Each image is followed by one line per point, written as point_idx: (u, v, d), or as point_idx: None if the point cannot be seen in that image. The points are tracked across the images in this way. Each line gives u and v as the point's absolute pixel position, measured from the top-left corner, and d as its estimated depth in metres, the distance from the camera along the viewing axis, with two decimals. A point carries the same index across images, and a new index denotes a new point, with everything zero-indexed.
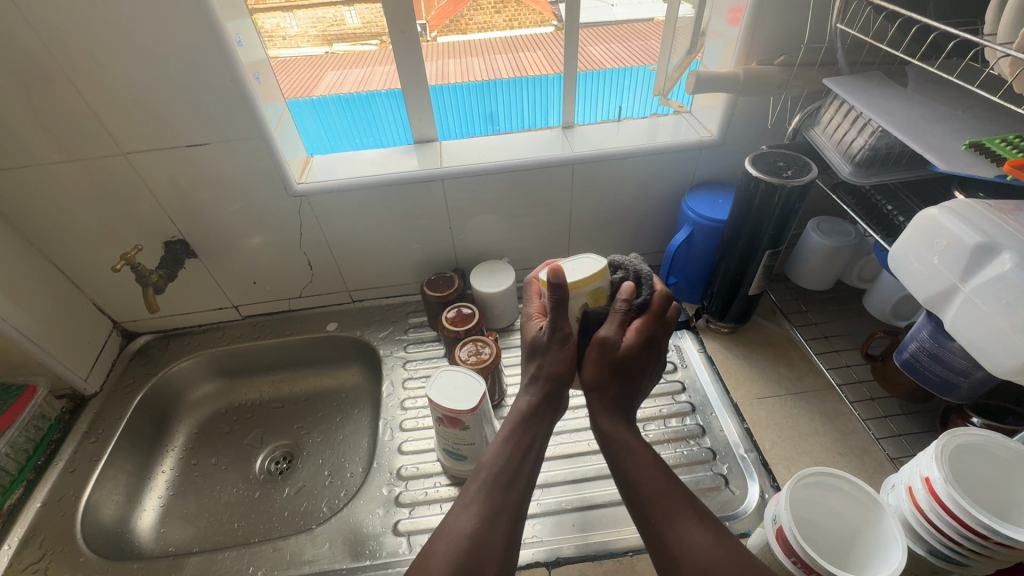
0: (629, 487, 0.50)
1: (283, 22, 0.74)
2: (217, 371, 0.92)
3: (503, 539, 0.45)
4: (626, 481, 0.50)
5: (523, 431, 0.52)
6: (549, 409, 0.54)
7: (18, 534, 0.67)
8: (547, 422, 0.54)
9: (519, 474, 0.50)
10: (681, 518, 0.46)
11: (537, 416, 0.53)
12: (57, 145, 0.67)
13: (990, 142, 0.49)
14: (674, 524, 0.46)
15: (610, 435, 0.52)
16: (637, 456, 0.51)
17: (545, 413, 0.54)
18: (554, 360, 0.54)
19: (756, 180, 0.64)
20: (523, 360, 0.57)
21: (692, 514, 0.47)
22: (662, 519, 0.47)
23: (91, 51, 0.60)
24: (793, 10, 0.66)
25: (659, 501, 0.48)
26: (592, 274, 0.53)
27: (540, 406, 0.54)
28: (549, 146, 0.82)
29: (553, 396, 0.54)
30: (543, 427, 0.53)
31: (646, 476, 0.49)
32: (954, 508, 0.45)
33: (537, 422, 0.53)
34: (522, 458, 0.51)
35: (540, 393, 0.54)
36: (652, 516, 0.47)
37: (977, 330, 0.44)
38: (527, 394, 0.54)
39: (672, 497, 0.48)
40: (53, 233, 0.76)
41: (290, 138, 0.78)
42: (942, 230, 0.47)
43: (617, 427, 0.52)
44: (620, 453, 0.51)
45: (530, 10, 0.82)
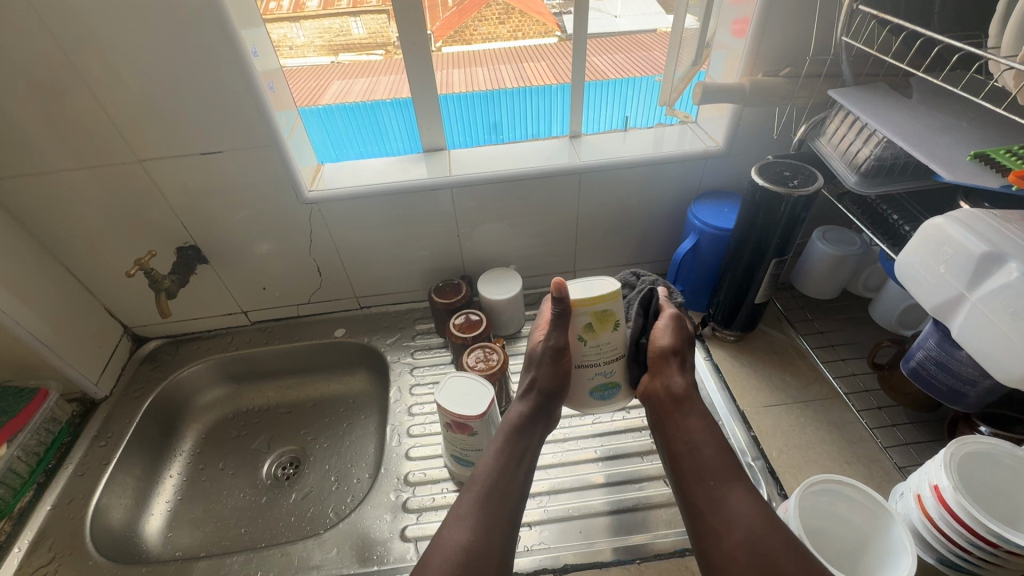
0: (689, 451, 0.55)
1: (290, 32, 0.74)
2: (224, 376, 0.93)
3: (496, 548, 0.48)
4: (689, 446, 0.55)
5: (514, 442, 0.56)
6: (540, 424, 0.58)
7: (28, 537, 0.68)
8: (536, 435, 0.57)
9: (511, 484, 0.53)
10: (735, 486, 0.51)
11: (527, 431, 0.57)
12: (75, 152, 0.68)
13: (995, 152, 0.49)
14: (727, 489, 0.51)
15: (681, 398, 0.57)
16: (701, 424, 0.56)
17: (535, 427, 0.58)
18: (546, 372, 0.56)
19: (762, 190, 0.65)
20: (522, 370, 0.60)
21: (747, 487, 0.51)
22: (717, 483, 0.51)
23: (112, 61, 0.61)
24: (798, 22, 0.67)
25: (717, 467, 0.53)
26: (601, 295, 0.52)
27: (531, 417, 0.58)
28: (557, 156, 0.83)
29: (541, 412, 0.58)
30: (535, 440, 0.57)
31: (708, 446, 0.54)
32: (964, 516, 0.45)
33: (529, 434, 0.57)
34: (514, 466, 0.55)
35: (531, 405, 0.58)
36: (709, 478, 0.52)
37: (983, 339, 0.45)
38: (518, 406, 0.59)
39: (731, 469, 0.52)
40: (68, 239, 0.77)
41: (301, 147, 0.79)
42: (947, 238, 0.47)
43: (688, 391, 0.58)
44: (690, 418, 0.56)
45: (535, 21, 0.80)
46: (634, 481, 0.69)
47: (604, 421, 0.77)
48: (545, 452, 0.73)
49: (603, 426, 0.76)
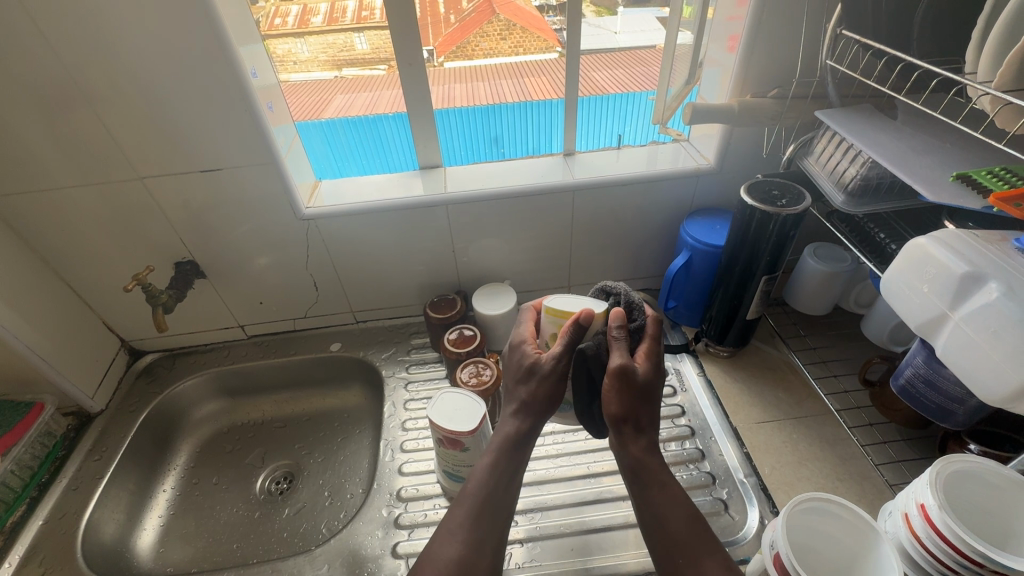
0: (656, 524, 0.49)
1: (295, 47, 0.76)
2: (220, 390, 0.93)
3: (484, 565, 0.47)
4: (655, 518, 0.49)
5: (508, 457, 0.52)
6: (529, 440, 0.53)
7: (19, 552, 0.67)
8: (526, 450, 0.53)
9: (497, 504, 0.50)
10: (706, 560, 0.46)
11: (521, 445, 0.53)
12: (76, 169, 0.70)
13: (977, 174, 0.50)
14: (699, 565, 0.46)
15: (638, 468, 0.50)
16: (667, 494, 0.49)
17: (527, 441, 0.53)
18: (541, 386, 0.53)
19: (752, 208, 0.66)
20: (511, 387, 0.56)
21: (718, 559, 0.46)
22: (688, 560, 0.46)
23: (115, 82, 0.63)
24: (787, 44, 0.69)
25: (686, 541, 0.47)
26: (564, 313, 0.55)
27: (524, 433, 0.53)
28: (551, 173, 0.84)
29: (535, 420, 0.54)
30: (526, 454, 0.53)
31: (676, 517, 0.49)
32: (950, 535, 0.45)
33: (523, 447, 0.53)
34: (510, 480, 0.51)
35: (526, 416, 0.53)
36: (679, 556, 0.47)
37: (966, 357, 0.45)
38: (512, 416, 0.54)
39: (702, 538, 0.48)
40: (68, 254, 0.78)
41: (300, 164, 0.80)
42: (930, 259, 0.48)
43: (646, 457, 0.50)
44: (653, 489, 0.50)
45: (536, 37, 0.82)
46: (626, 498, 0.69)
47: (597, 437, 0.77)
48: (538, 468, 0.73)
49: (596, 441, 0.76)
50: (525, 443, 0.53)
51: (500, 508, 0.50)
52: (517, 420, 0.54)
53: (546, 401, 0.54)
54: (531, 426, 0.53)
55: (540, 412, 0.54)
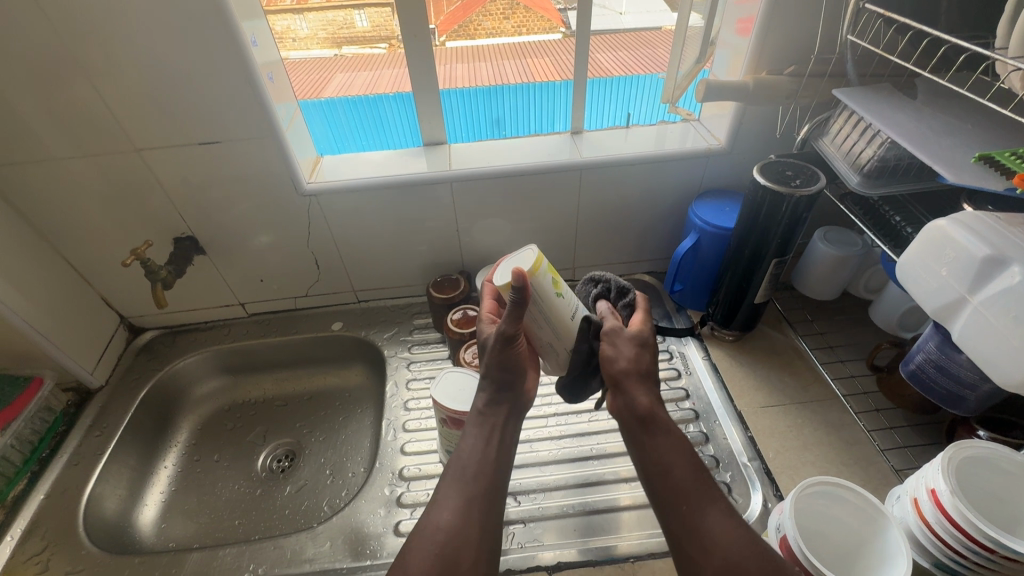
0: (660, 473, 0.47)
1: (294, 24, 0.74)
2: (221, 368, 0.93)
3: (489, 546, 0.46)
4: (659, 465, 0.47)
5: (482, 425, 0.51)
6: (503, 406, 0.52)
7: (20, 526, 0.67)
8: (504, 414, 0.52)
9: (484, 466, 0.48)
10: (710, 507, 0.44)
11: (493, 410, 0.52)
12: (70, 140, 0.68)
13: (1001, 155, 0.48)
14: (703, 512, 0.44)
15: (647, 418, 0.49)
16: (669, 441, 0.48)
17: (502, 405, 0.52)
18: (494, 355, 0.52)
19: (764, 189, 0.64)
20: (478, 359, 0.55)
21: (722, 505, 0.44)
22: (692, 509, 0.44)
23: (107, 48, 0.60)
24: (806, 19, 0.67)
25: (690, 487, 0.45)
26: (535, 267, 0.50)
27: (494, 400, 0.52)
28: (558, 152, 0.82)
29: (503, 387, 0.52)
30: (506, 417, 0.52)
31: (680, 464, 0.47)
32: (961, 521, 0.45)
33: (495, 414, 0.51)
34: (485, 446, 0.49)
35: (490, 387, 0.52)
36: (683, 504, 0.45)
37: (985, 342, 0.44)
38: (479, 391, 0.53)
39: (705, 486, 0.46)
40: (65, 228, 0.77)
41: (300, 138, 0.78)
42: (949, 240, 0.47)
43: (653, 407, 0.49)
44: (654, 436, 0.48)
45: (539, 16, 0.79)
46: (628, 480, 0.69)
47: (600, 420, 0.77)
48: (542, 449, 0.73)
49: (599, 424, 0.76)
50: (498, 409, 0.52)
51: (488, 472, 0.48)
52: (483, 391, 0.52)
53: (506, 372, 0.52)
54: (494, 395, 0.52)
55: (504, 381, 0.52)
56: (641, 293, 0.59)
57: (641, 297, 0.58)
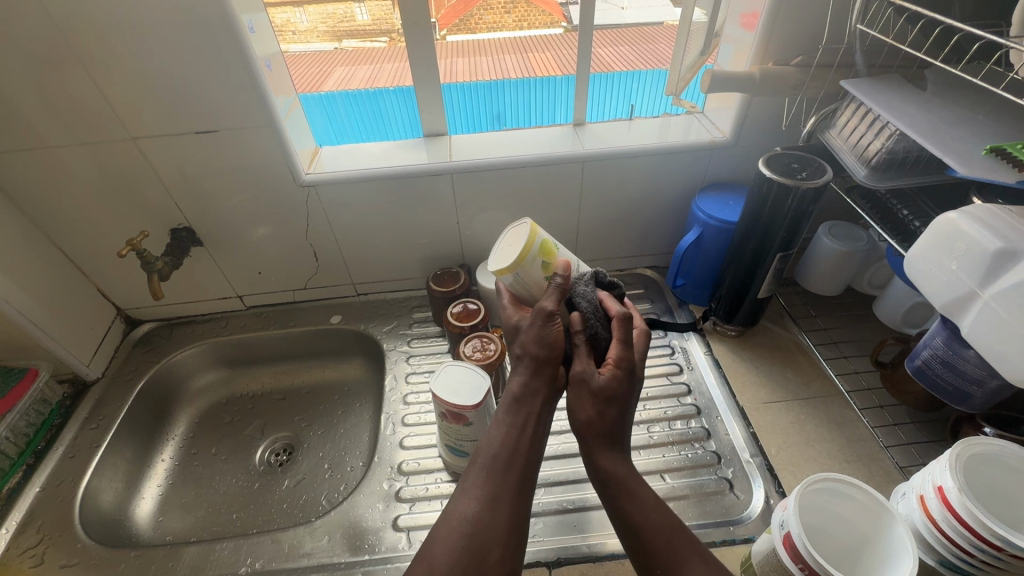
0: (630, 539, 0.46)
1: (294, 17, 0.73)
2: (219, 361, 0.92)
3: None
4: (628, 527, 0.46)
5: (517, 411, 0.49)
6: (541, 390, 0.50)
7: (16, 519, 0.67)
8: (542, 398, 0.50)
9: (518, 453, 0.47)
10: (686, 561, 0.43)
11: (530, 394, 0.50)
12: (65, 128, 0.66)
13: (1012, 147, 0.47)
14: (679, 572, 0.43)
15: (611, 483, 0.47)
16: (636, 501, 0.46)
17: (540, 388, 0.50)
18: (535, 335, 0.51)
19: (770, 181, 0.63)
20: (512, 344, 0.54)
21: (697, 560, 0.43)
22: (667, 566, 0.43)
23: (100, 34, 0.59)
24: (813, 8, 0.65)
25: (661, 545, 0.44)
26: (524, 244, 0.53)
27: (531, 385, 0.50)
28: (560, 143, 0.81)
29: (543, 370, 0.50)
30: (541, 404, 0.50)
31: (649, 523, 0.45)
32: (969, 519, 0.44)
33: (530, 400, 0.50)
34: (520, 434, 0.48)
35: (528, 368, 0.50)
36: (658, 562, 0.44)
37: (995, 337, 0.44)
38: (516, 374, 0.51)
39: (678, 540, 0.45)
40: (60, 218, 0.76)
41: (299, 128, 0.77)
42: (959, 233, 0.46)
43: (616, 471, 0.48)
44: (621, 499, 0.47)
45: (541, 11, 0.79)
46: None
47: None
48: None
49: None
50: (535, 395, 0.50)
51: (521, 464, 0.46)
52: (521, 373, 0.51)
53: (546, 352, 0.51)
54: (533, 378, 0.50)
55: (545, 362, 0.50)
56: (615, 316, 0.53)
57: (614, 324, 0.52)
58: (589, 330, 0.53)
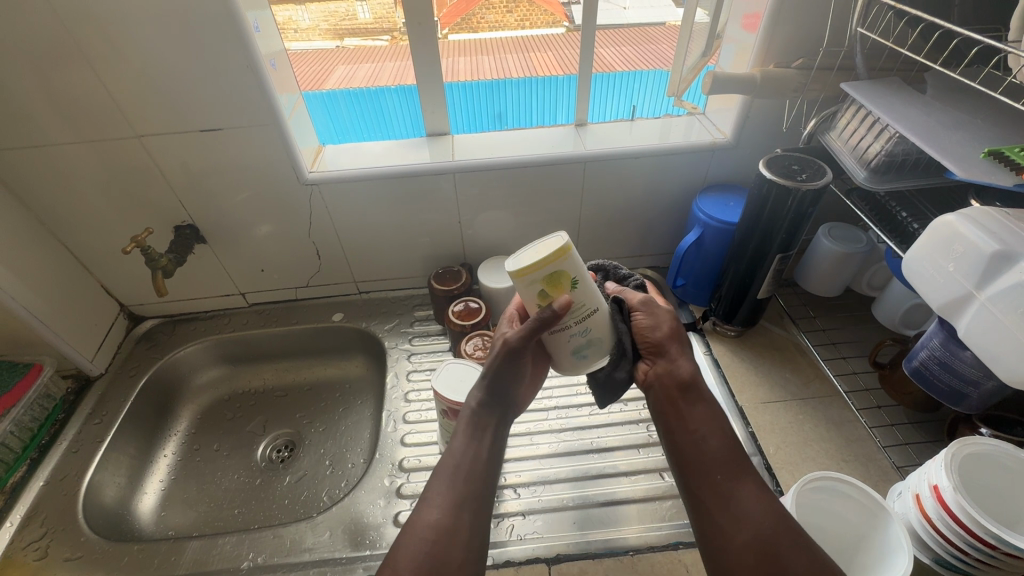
0: (693, 443, 0.50)
1: (295, 15, 0.73)
2: (222, 357, 0.93)
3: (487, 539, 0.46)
4: (693, 438, 0.50)
5: (474, 426, 0.51)
6: (496, 409, 0.52)
7: (20, 512, 0.67)
8: (496, 419, 0.52)
9: (474, 466, 0.48)
10: (745, 482, 0.46)
11: (484, 414, 0.52)
12: (70, 125, 0.67)
13: (1010, 151, 0.48)
14: (736, 487, 0.46)
15: (689, 384, 0.52)
16: (705, 410, 0.52)
17: (495, 410, 0.52)
18: (494, 363, 0.52)
19: (770, 183, 0.64)
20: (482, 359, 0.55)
21: (755, 483, 0.46)
22: (724, 479, 0.47)
23: (105, 32, 0.60)
24: (815, 11, 0.66)
25: (727, 460, 0.48)
26: (540, 258, 0.43)
27: (488, 402, 0.52)
28: (562, 143, 0.81)
29: (499, 392, 0.53)
30: (495, 421, 0.52)
31: (713, 437, 0.50)
32: (963, 517, 0.45)
33: (487, 417, 0.52)
34: (476, 448, 0.49)
35: (487, 389, 0.52)
36: (715, 474, 0.47)
37: (991, 338, 0.44)
38: (474, 393, 0.53)
39: (742, 463, 0.48)
40: (64, 214, 0.76)
41: (303, 127, 0.78)
42: (957, 235, 0.47)
43: (693, 378, 0.53)
44: (686, 410, 0.52)
45: (542, 10, 0.84)
46: (628, 474, 0.69)
47: (601, 414, 0.77)
48: (542, 442, 0.73)
49: (599, 418, 0.76)
50: (491, 412, 0.52)
51: (482, 471, 0.48)
52: (479, 391, 0.53)
53: (501, 377, 0.52)
54: (494, 398, 0.52)
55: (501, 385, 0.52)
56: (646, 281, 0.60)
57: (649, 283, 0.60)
58: (629, 279, 0.58)
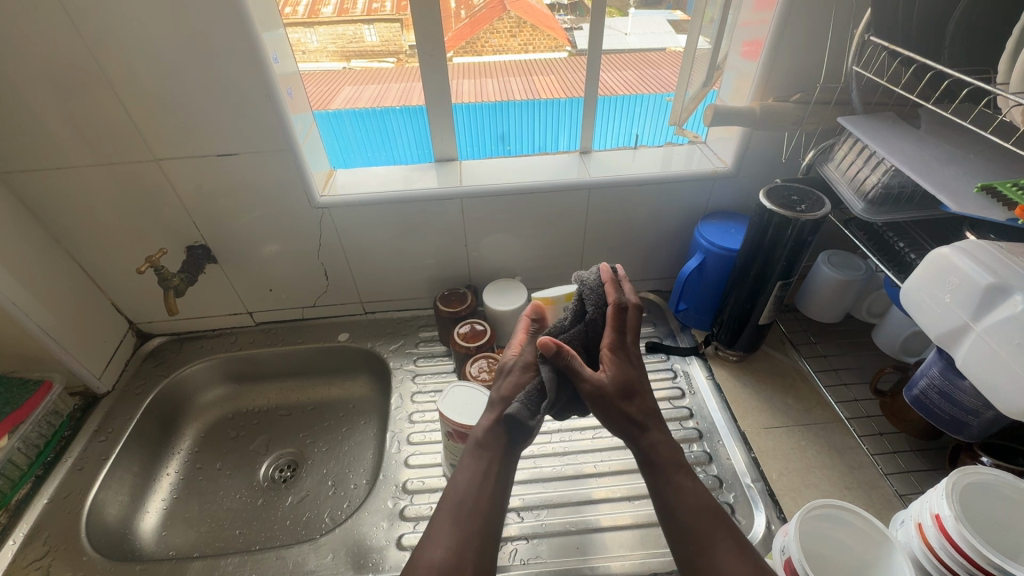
0: (669, 518, 0.48)
1: (304, 37, 0.75)
2: (227, 376, 0.93)
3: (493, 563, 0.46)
4: (666, 508, 0.49)
5: (479, 456, 0.52)
6: (505, 433, 0.53)
7: (23, 530, 0.67)
8: (502, 446, 0.53)
9: (480, 500, 0.49)
10: (720, 544, 0.46)
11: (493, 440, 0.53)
12: (92, 150, 0.69)
13: (1002, 185, 0.50)
14: (714, 552, 0.45)
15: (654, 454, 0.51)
16: (678, 481, 0.49)
17: (501, 437, 0.53)
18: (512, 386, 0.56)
19: (770, 213, 0.65)
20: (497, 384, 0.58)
21: (731, 545, 0.45)
22: (702, 547, 0.46)
23: (128, 59, 0.62)
24: (811, 47, 0.69)
25: (698, 526, 0.47)
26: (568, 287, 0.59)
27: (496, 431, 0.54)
28: (568, 170, 0.84)
29: (509, 417, 0.54)
30: (503, 449, 0.53)
31: (687, 507, 0.48)
32: (965, 547, 0.45)
33: (494, 445, 0.53)
34: (482, 481, 0.50)
35: (494, 417, 0.54)
36: (693, 543, 0.46)
37: (988, 368, 0.45)
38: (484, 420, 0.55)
39: (715, 530, 0.46)
40: (79, 233, 0.78)
41: (315, 152, 0.80)
42: (952, 268, 0.48)
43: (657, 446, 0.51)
44: (663, 480, 0.50)
45: (546, 34, 0.81)
46: (631, 498, 0.69)
47: (604, 437, 0.77)
48: (545, 465, 0.73)
49: (603, 441, 0.76)
50: (497, 440, 0.53)
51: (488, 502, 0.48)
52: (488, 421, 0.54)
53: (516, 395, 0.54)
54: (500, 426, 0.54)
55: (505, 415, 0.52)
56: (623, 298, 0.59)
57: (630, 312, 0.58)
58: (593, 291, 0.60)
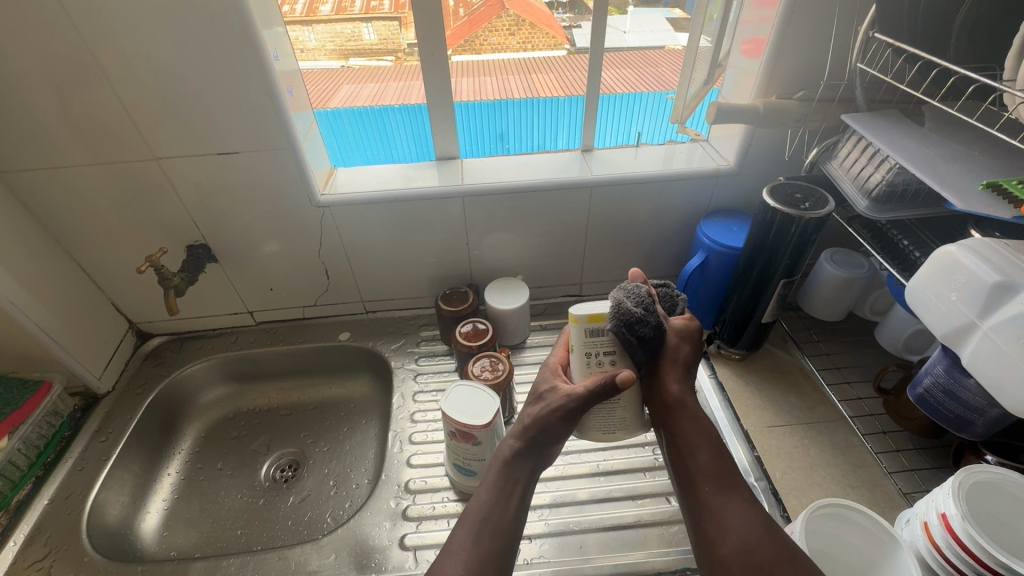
0: (683, 459, 0.50)
1: (304, 34, 0.74)
2: (228, 376, 0.93)
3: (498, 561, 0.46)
4: (682, 450, 0.50)
5: (505, 476, 0.51)
6: (530, 457, 0.52)
7: (24, 531, 0.67)
8: (529, 468, 0.52)
9: (505, 518, 0.49)
10: (733, 494, 0.47)
11: (519, 462, 0.52)
12: (91, 149, 0.69)
13: (1007, 183, 0.49)
14: (725, 498, 0.46)
15: (678, 402, 0.51)
16: (696, 426, 0.50)
17: (528, 460, 0.52)
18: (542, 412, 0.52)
19: (774, 211, 0.65)
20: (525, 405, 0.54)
21: (743, 496, 0.47)
22: (714, 492, 0.47)
23: (127, 57, 0.62)
24: (814, 45, 0.68)
25: (714, 474, 0.48)
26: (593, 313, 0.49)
27: (522, 453, 0.52)
28: (569, 168, 0.84)
29: (536, 441, 0.52)
30: (528, 473, 0.52)
31: (702, 452, 0.49)
32: (972, 545, 0.45)
33: (518, 466, 0.52)
34: (507, 500, 0.50)
35: (523, 439, 0.52)
36: (705, 486, 0.48)
37: (994, 366, 0.45)
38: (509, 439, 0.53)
39: (728, 480, 0.48)
40: (79, 233, 0.77)
41: (316, 151, 0.80)
42: (959, 265, 0.48)
43: (684, 396, 0.51)
44: (682, 422, 0.51)
45: (545, 33, 0.80)
46: (635, 497, 0.69)
47: (607, 436, 0.77)
48: (548, 464, 0.73)
49: (606, 441, 0.76)
50: (524, 462, 0.52)
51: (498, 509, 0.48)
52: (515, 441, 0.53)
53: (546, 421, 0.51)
54: (528, 448, 0.52)
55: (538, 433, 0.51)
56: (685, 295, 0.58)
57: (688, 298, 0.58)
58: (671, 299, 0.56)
